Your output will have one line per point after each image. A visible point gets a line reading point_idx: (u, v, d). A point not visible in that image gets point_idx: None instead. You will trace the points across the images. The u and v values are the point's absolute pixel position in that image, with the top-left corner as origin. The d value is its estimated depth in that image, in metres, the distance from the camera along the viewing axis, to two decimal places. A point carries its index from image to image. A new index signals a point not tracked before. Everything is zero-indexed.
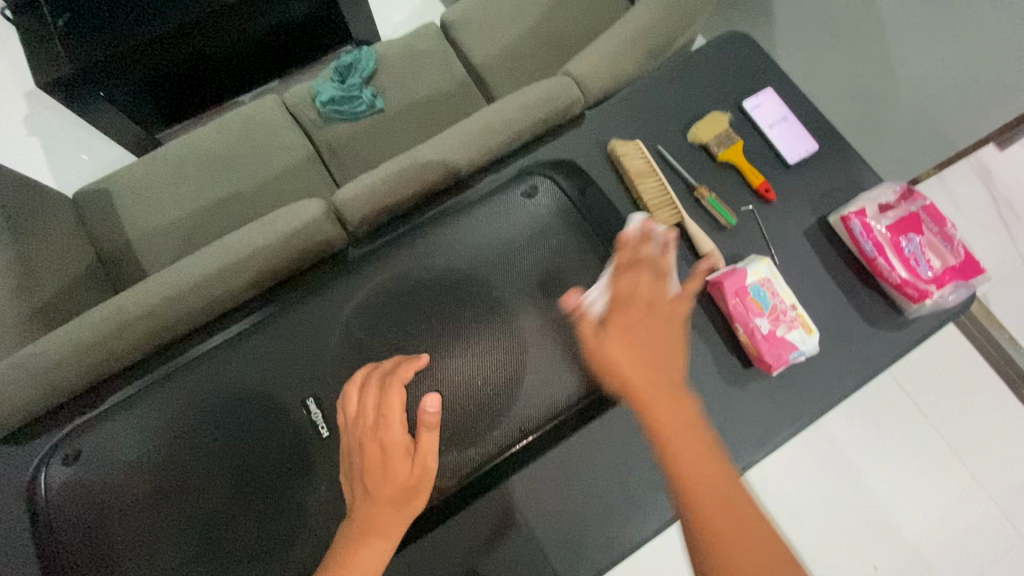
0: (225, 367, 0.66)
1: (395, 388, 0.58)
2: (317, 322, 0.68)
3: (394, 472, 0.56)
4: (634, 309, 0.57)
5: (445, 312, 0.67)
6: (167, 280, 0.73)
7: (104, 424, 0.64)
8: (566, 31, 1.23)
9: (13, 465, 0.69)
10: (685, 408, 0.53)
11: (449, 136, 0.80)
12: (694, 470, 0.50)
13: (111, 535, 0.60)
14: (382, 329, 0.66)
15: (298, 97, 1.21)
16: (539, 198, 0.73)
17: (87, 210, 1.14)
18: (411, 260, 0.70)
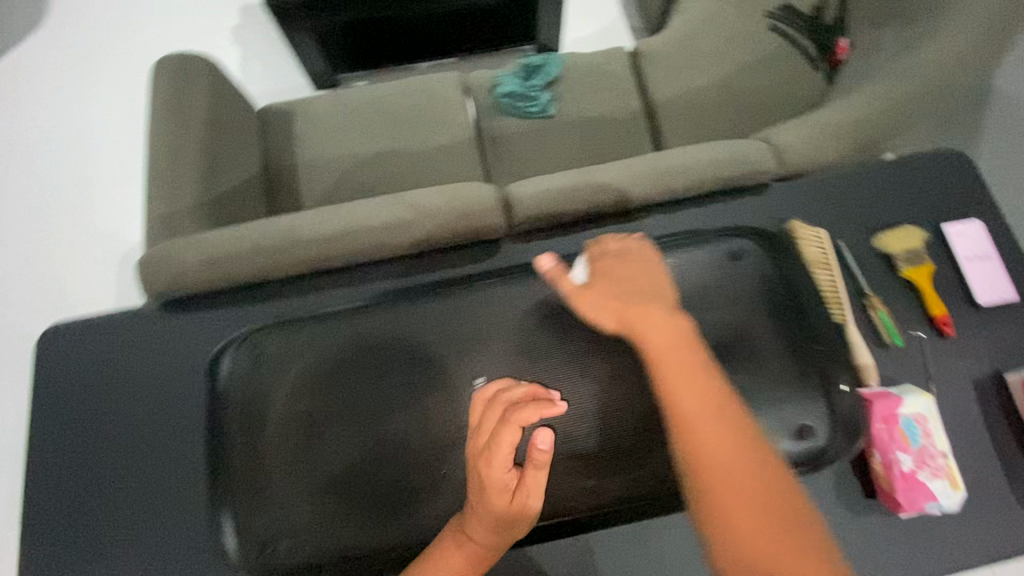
0: (406, 322, 0.72)
1: (509, 428, 0.57)
2: (488, 309, 0.72)
3: (493, 503, 0.59)
4: (614, 275, 0.65)
5: (614, 345, 0.69)
6: (343, 213, 0.79)
7: (288, 334, 0.72)
8: (752, 97, 1.22)
9: (173, 328, 0.78)
10: (680, 342, 0.58)
11: (631, 163, 0.79)
12: (694, 395, 0.55)
13: (270, 432, 0.67)
14: (548, 337, 0.69)
15: (479, 81, 1.27)
16: (740, 265, 0.71)
17: (270, 125, 1.24)
18: (594, 281, 0.71)
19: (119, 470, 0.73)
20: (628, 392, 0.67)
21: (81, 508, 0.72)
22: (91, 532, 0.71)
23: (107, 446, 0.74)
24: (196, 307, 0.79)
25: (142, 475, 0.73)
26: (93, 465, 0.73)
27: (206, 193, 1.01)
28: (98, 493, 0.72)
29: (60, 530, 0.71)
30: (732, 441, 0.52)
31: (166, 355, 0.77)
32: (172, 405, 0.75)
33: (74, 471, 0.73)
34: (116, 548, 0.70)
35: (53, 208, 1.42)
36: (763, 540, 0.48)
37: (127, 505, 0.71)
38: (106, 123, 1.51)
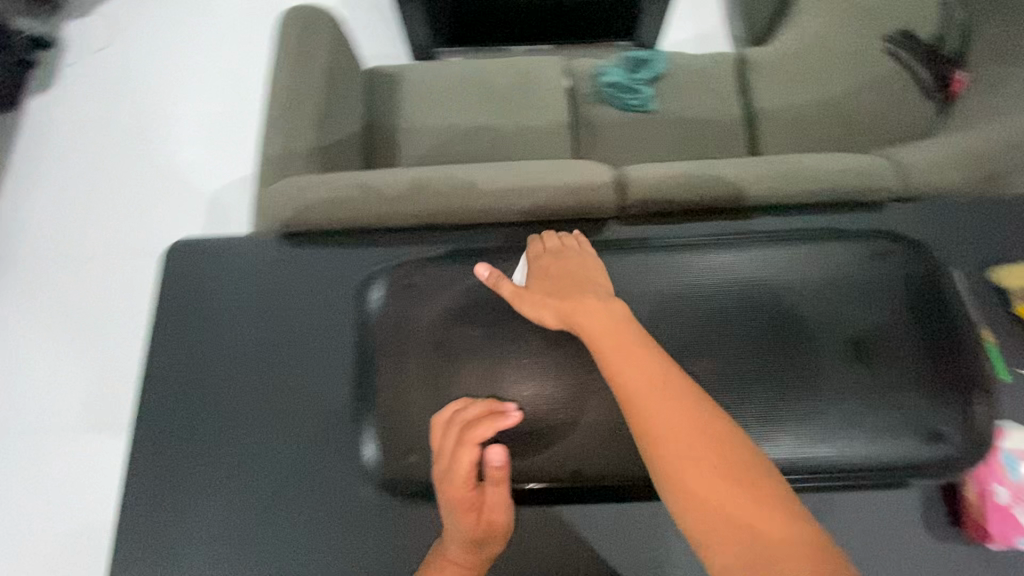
0: None
1: (466, 446, 0.62)
2: (629, 272, 0.73)
3: (461, 522, 0.61)
4: (555, 269, 0.71)
5: (759, 322, 0.69)
6: (463, 173, 0.81)
7: (439, 268, 0.76)
8: (859, 118, 1.20)
9: (288, 258, 0.82)
10: (615, 327, 0.63)
11: (750, 163, 0.80)
12: (638, 378, 0.59)
13: (420, 355, 0.72)
14: (690, 306, 0.70)
15: (581, 69, 1.29)
16: (886, 260, 0.73)
17: (375, 87, 1.28)
18: (741, 258, 0.73)
19: (216, 381, 0.75)
20: (762, 370, 0.67)
21: (176, 413, 0.74)
22: (183, 437, 0.73)
23: (209, 358, 0.77)
24: (310, 243, 0.82)
25: (237, 391, 0.75)
26: (194, 373, 0.76)
27: (317, 141, 1.05)
28: (194, 401, 0.75)
29: (155, 431, 0.73)
30: (676, 412, 0.57)
31: (277, 282, 0.80)
32: (273, 329, 0.77)
33: (175, 377, 0.76)
34: (203, 456, 0.72)
35: (163, 139, 1.51)
36: (718, 483, 0.53)
37: (219, 417, 0.73)
38: (221, 65, 1.60)
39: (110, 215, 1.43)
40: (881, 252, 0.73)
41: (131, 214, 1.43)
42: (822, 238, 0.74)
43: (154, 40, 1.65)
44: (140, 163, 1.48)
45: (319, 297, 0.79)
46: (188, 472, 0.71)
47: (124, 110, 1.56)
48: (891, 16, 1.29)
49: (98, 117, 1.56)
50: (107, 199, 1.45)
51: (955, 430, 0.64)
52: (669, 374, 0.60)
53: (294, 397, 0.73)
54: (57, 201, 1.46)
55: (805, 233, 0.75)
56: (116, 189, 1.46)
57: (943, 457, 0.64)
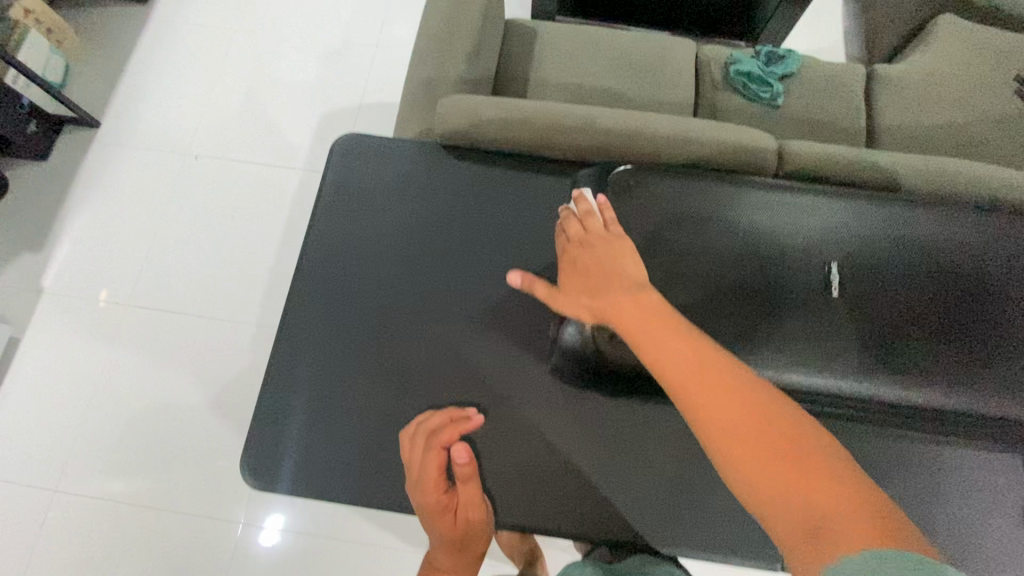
0: (760, 190, 0.72)
1: (432, 451, 0.71)
2: (840, 203, 0.70)
3: (440, 522, 0.71)
4: (584, 256, 0.65)
5: (970, 274, 0.67)
6: (627, 116, 0.84)
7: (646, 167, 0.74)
8: (979, 149, 1.23)
9: (448, 168, 0.87)
10: (643, 305, 0.58)
11: (905, 157, 0.83)
12: (668, 354, 0.53)
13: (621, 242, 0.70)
14: (903, 246, 0.68)
15: (712, 55, 1.32)
16: None
17: (512, 36, 1.32)
18: (956, 212, 0.70)
19: (375, 270, 0.82)
20: (970, 319, 0.65)
21: (336, 291, 0.81)
22: (342, 312, 0.80)
23: (369, 247, 0.83)
24: (471, 158, 0.87)
25: (394, 281, 0.81)
26: (354, 258, 0.82)
27: (466, 72, 1.10)
28: (354, 283, 0.81)
29: (316, 304, 0.80)
30: (710, 378, 0.50)
31: (435, 189, 0.86)
32: (431, 233, 0.84)
33: (336, 259, 0.82)
34: (360, 333, 0.79)
35: (290, 78, 1.66)
36: (755, 444, 0.45)
37: (376, 302, 0.80)
38: (349, 16, 1.73)
39: (238, 142, 1.61)
40: None
41: (256, 143, 1.61)
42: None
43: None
44: (266, 97, 1.65)
45: (478, 211, 0.85)
46: (345, 345, 0.79)
47: (256, 44, 1.71)
48: None
49: (233, 46, 1.71)
50: (238, 125, 1.63)
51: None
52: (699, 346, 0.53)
53: (447, 298, 0.81)
54: (193, 120, 1.64)
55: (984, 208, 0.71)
56: (251, 120, 1.63)
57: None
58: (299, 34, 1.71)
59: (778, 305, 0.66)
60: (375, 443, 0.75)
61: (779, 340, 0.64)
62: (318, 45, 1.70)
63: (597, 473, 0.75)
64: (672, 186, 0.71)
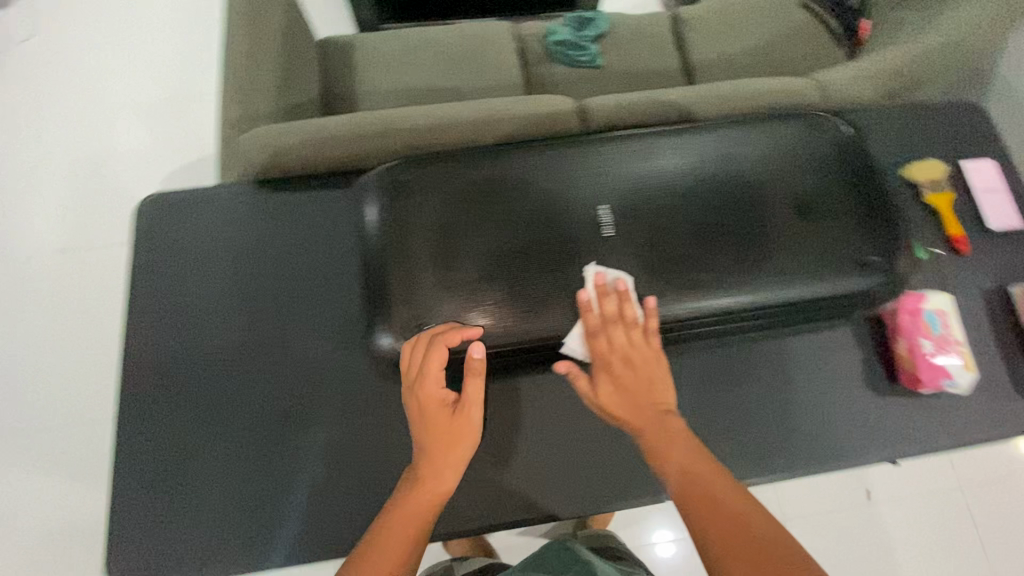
0: (520, 159, 0.71)
1: (436, 349, 0.63)
2: (594, 156, 0.71)
3: (432, 423, 0.66)
4: (620, 366, 0.67)
5: (720, 190, 0.69)
6: (432, 111, 0.84)
7: (413, 163, 0.70)
8: (784, 63, 1.33)
9: (266, 205, 0.82)
10: (670, 429, 0.64)
11: (695, 90, 0.88)
12: (681, 465, 0.61)
13: (401, 245, 0.67)
14: (657, 180, 0.69)
15: (530, 31, 1.35)
16: (829, 129, 0.73)
17: (331, 56, 1.30)
18: (698, 136, 0.72)
19: (211, 326, 0.77)
20: (727, 227, 0.68)
21: (179, 360, 0.76)
22: (187, 379, 0.75)
23: (202, 304, 0.79)
24: (288, 190, 0.83)
25: (234, 333, 0.77)
26: (188, 319, 0.78)
27: (280, 103, 1.07)
28: (194, 346, 0.77)
29: (156, 377, 0.75)
30: (717, 486, 0.59)
31: (259, 231, 0.82)
32: (264, 275, 0.80)
33: (168, 325, 0.78)
34: (212, 395, 0.75)
35: (118, 146, 1.54)
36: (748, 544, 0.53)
37: (222, 359, 0.76)
38: (167, 68, 1.63)
39: (73, 229, 1.47)
40: (808, 122, 0.74)
41: (94, 226, 1.47)
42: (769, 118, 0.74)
43: (95, 49, 1.66)
44: (96, 170, 1.52)
45: (306, 236, 0.81)
46: (199, 411, 0.74)
47: (72, 120, 1.58)
48: None
49: (48, 128, 1.58)
50: (73, 206, 1.49)
51: (891, 259, 0.67)
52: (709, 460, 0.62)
53: (297, 335, 0.77)
54: (19, 216, 1.48)
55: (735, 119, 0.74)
56: (81, 204, 1.49)
57: (877, 287, 0.67)
58: (117, 101, 1.60)
59: (568, 259, 0.66)
60: (251, 509, 0.70)
61: (574, 294, 0.66)
62: (140, 107, 1.58)
63: (486, 465, 0.75)
64: (440, 177, 0.69)
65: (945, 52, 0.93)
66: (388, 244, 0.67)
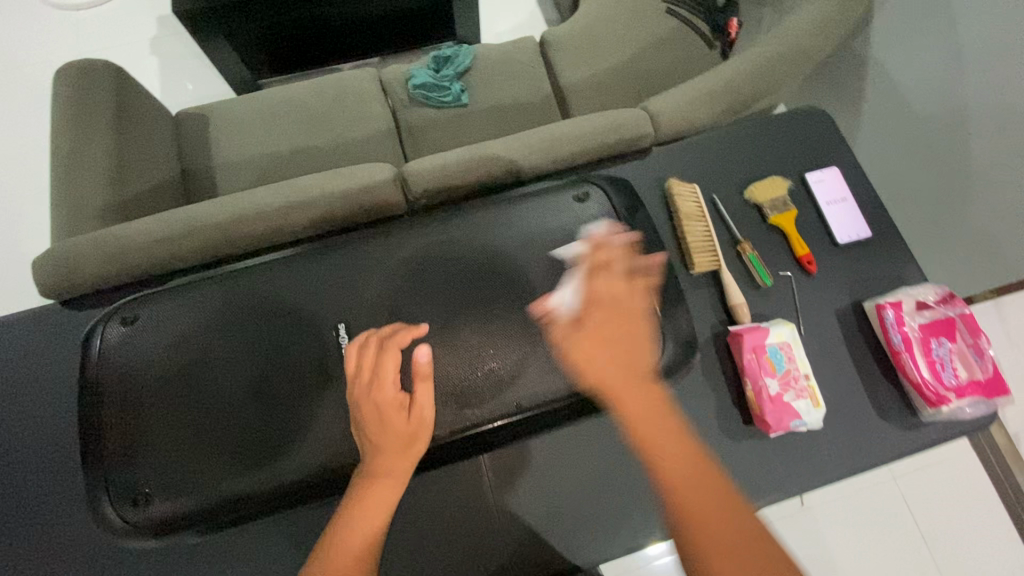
0: (270, 279, 0.60)
1: (391, 350, 0.53)
2: (345, 266, 0.62)
3: (388, 426, 0.51)
4: (602, 320, 0.49)
5: (471, 286, 0.60)
6: (239, 201, 0.79)
7: (165, 297, 0.59)
8: (655, 74, 1.29)
9: (65, 321, 0.75)
10: (647, 396, 0.47)
11: (519, 138, 0.84)
12: (676, 472, 0.43)
13: (140, 402, 0.54)
14: (404, 291, 0.60)
15: (393, 76, 1.30)
16: (589, 205, 0.66)
17: (187, 130, 1.25)
18: (450, 230, 0.64)
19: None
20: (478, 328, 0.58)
21: None
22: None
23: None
24: (95, 303, 0.76)
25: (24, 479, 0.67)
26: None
27: (115, 196, 1.01)
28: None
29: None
30: (712, 492, 0.43)
31: (55, 351, 0.73)
32: (55, 402, 0.70)
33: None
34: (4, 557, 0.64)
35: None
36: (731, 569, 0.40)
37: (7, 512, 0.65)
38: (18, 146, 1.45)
39: None
40: (569, 200, 0.67)
41: None
42: (522, 199, 0.67)
43: None
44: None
45: None
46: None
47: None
48: None
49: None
50: None
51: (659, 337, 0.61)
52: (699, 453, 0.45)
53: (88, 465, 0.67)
54: None
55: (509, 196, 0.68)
56: None
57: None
58: None
59: (314, 394, 0.55)
60: None
61: (326, 433, 0.54)
62: None
63: None
64: (185, 309, 0.57)
65: (779, 58, 0.89)
66: (95, 410, 0.54)
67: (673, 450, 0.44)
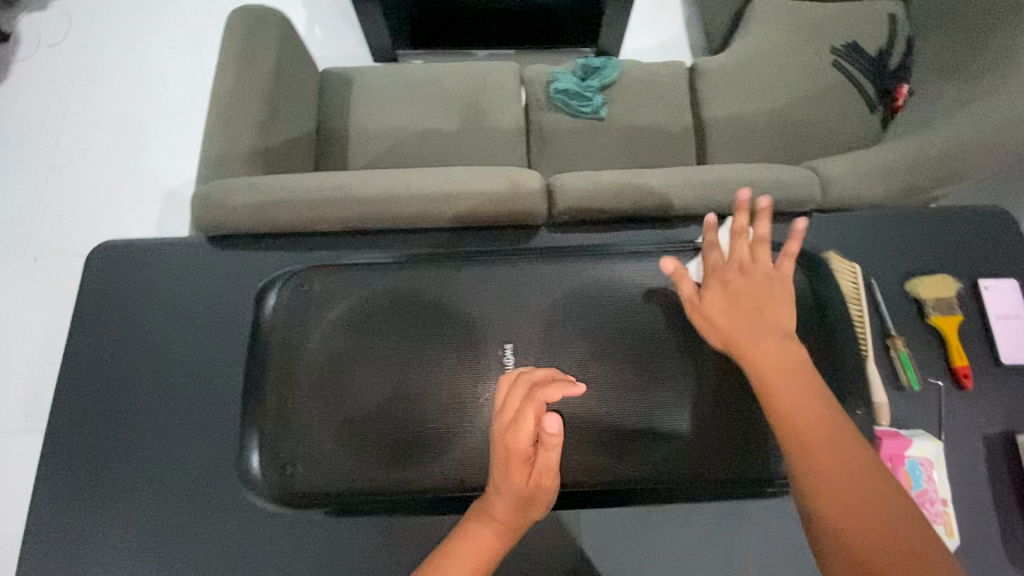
0: (435, 285, 0.65)
1: (534, 403, 0.52)
2: (522, 281, 0.66)
3: (511, 475, 0.53)
4: (733, 286, 0.62)
5: (644, 341, 0.64)
6: (393, 177, 0.79)
7: (336, 275, 0.66)
8: (805, 127, 1.22)
9: (210, 258, 0.78)
10: (782, 352, 0.57)
11: (676, 172, 0.81)
12: (801, 415, 0.52)
13: (299, 369, 0.61)
14: (573, 322, 0.64)
15: (534, 74, 1.29)
16: None
17: (330, 88, 1.28)
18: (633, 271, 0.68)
19: (124, 394, 0.71)
20: (647, 382, 0.62)
21: (82, 410, 0.70)
22: (87, 450, 0.68)
23: (119, 364, 0.72)
24: (236, 246, 0.79)
25: (147, 403, 0.70)
26: (100, 383, 0.71)
27: (261, 142, 1.05)
28: (104, 413, 0.70)
29: (57, 447, 0.68)
30: (833, 436, 0.51)
31: (197, 284, 0.76)
32: (189, 334, 0.73)
33: (78, 388, 0.71)
34: (115, 470, 0.67)
35: (121, 154, 1.45)
36: (857, 500, 0.47)
37: (128, 431, 0.69)
38: (177, 74, 1.53)
39: (43, 214, 1.39)
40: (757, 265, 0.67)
41: (65, 214, 1.39)
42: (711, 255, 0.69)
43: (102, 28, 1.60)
44: (92, 179, 1.42)
45: (241, 294, 0.76)
46: (94, 488, 0.67)
47: (80, 121, 1.49)
48: (840, 28, 1.30)
49: (54, 130, 1.48)
50: (71, 214, 1.39)
51: None
52: (835, 415, 0.52)
53: (208, 402, 0.70)
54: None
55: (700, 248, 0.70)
56: (58, 187, 1.42)
57: None
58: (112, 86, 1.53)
59: (459, 410, 0.59)
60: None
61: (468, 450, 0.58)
62: (130, 97, 1.51)
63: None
64: (354, 296, 0.64)
65: (970, 146, 0.82)
66: (264, 365, 0.62)
67: (798, 392, 0.54)
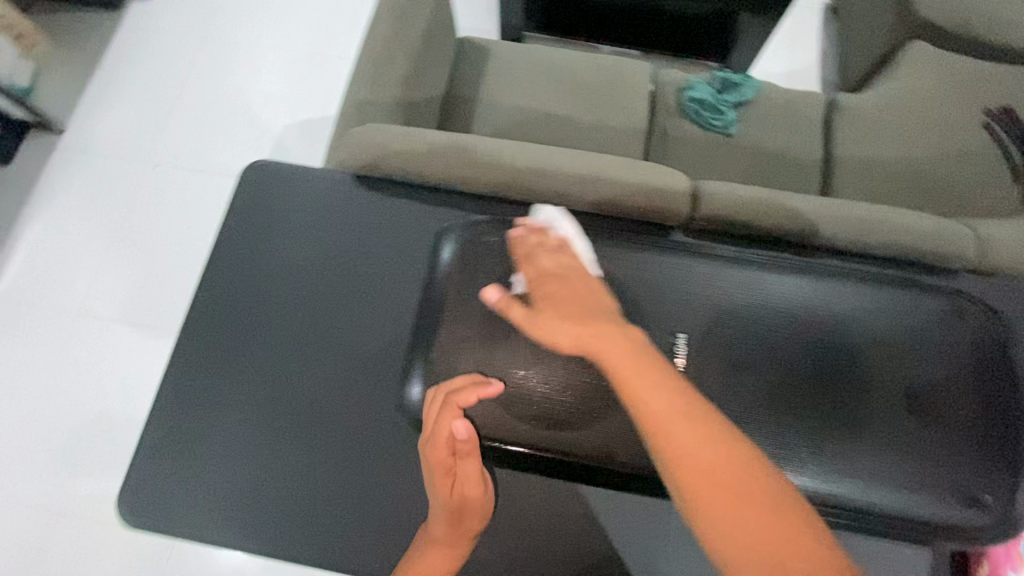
0: (609, 268, 0.70)
1: (449, 407, 0.63)
2: (686, 280, 0.69)
3: (439, 488, 0.64)
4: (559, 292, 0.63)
5: (816, 358, 0.64)
6: (549, 153, 0.81)
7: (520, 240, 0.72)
8: (940, 182, 1.17)
9: (356, 196, 0.82)
10: (629, 347, 0.58)
11: (831, 203, 0.79)
12: (662, 418, 0.53)
13: (474, 318, 0.67)
14: (738, 328, 0.65)
15: (667, 79, 1.29)
16: (964, 322, 0.66)
17: (466, 57, 1.31)
18: (814, 289, 0.67)
19: (266, 309, 0.76)
20: (811, 399, 0.63)
21: (227, 316, 0.76)
22: (229, 354, 0.75)
23: (264, 280, 0.78)
24: (382, 190, 0.82)
25: (287, 321, 0.76)
26: (244, 295, 0.77)
27: (401, 95, 1.07)
28: (246, 322, 0.76)
29: (201, 345, 0.75)
30: (696, 432, 0.52)
31: (341, 219, 0.81)
32: (330, 264, 0.78)
33: (225, 295, 0.77)
34: (251, 376, 0.74)
35: (251, 85, 1.50)
36: (735, 503, 0.48)
37: (270, 344, 0.76)
38: (314, 16, 1.57)
39: (172, 130, 1.46)
40: (945, 306, 0.67)
41: (192, 135, 1.45)
42: (897, 285, 0.68)
43: None
44: (222, 104, 1.48)
45: (383, 234, 0.80)
46: (234, 388, 0.74)
47: (219, 47, 1.55)
48: (999, 86, 1.23)
49: (194, 51, 1.54)
50: (198, 134, 1.46)
51: (996, 490, 0.60)
52: (694, 406, 0.54)
53: (342, 333, 0.76)
54: (132, 99, 1.49)
55: (881, 276, 0.69)
56: (190, 107, 1.48)
57: (985, 527, 0.60)
58: (251, 18, 1.58)
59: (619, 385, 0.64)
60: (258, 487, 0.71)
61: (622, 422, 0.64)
62: (267, 33, 1.56)
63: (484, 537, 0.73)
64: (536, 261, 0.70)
65: None
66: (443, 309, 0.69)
67: (654, 393, 0.54)
